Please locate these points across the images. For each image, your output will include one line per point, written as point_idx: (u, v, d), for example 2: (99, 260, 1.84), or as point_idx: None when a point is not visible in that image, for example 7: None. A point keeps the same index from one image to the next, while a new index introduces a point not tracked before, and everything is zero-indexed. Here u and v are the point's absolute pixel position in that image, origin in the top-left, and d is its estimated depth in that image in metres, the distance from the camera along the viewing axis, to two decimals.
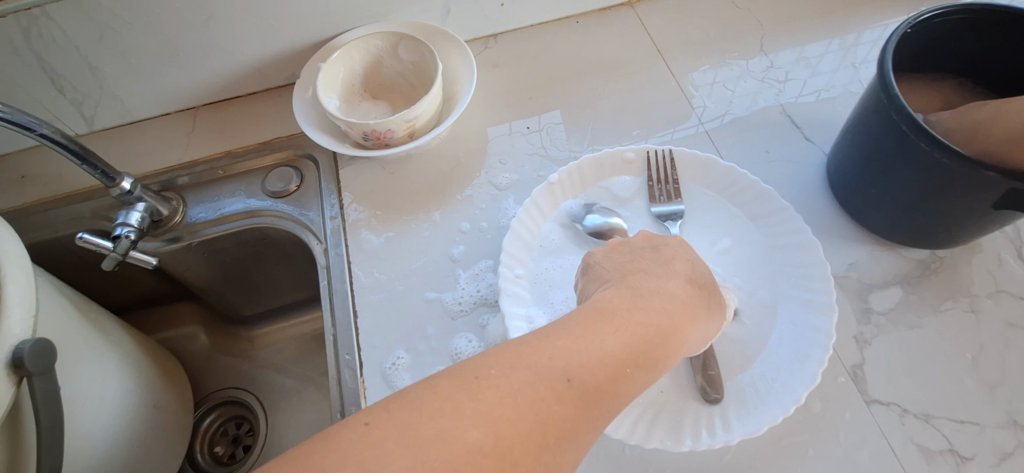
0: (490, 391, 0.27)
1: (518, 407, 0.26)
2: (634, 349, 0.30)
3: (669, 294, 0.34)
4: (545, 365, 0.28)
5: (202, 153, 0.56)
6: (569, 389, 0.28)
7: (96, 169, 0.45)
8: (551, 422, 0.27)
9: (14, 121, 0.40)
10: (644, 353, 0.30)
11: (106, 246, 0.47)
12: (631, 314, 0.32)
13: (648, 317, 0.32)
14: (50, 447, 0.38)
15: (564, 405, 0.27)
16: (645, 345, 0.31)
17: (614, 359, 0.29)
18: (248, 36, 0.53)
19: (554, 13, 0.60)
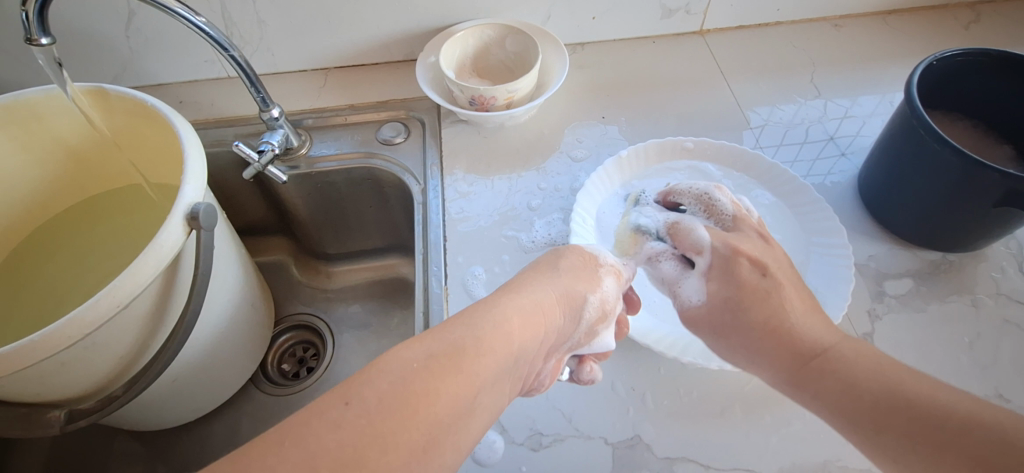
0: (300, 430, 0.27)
1: (335, 429, 0.27)
2: (448, 352, 0.33)
3: (500, 309, 0.37)
4: (388, 372, 0.31)
5: (329, 103, 0.67)
6: (382, 386, 0.30)
7: (260, 92, 0.57)
8: (391, 417, 0.29)
9: (214, 38, 0.52)
10: (462, 355, 0.33)
11: (253, 157, 0.58)
12: (444, 332, 0.34)
13: (464, 329, 0.35)
14: (199, 293, 0.49)
15: (387, 409, 0.29)
16: (471, 351, 0.34)
17: (428, 362, 0.32)
18: (386, 14, 0.65)
19: (634, 32, 0.71)
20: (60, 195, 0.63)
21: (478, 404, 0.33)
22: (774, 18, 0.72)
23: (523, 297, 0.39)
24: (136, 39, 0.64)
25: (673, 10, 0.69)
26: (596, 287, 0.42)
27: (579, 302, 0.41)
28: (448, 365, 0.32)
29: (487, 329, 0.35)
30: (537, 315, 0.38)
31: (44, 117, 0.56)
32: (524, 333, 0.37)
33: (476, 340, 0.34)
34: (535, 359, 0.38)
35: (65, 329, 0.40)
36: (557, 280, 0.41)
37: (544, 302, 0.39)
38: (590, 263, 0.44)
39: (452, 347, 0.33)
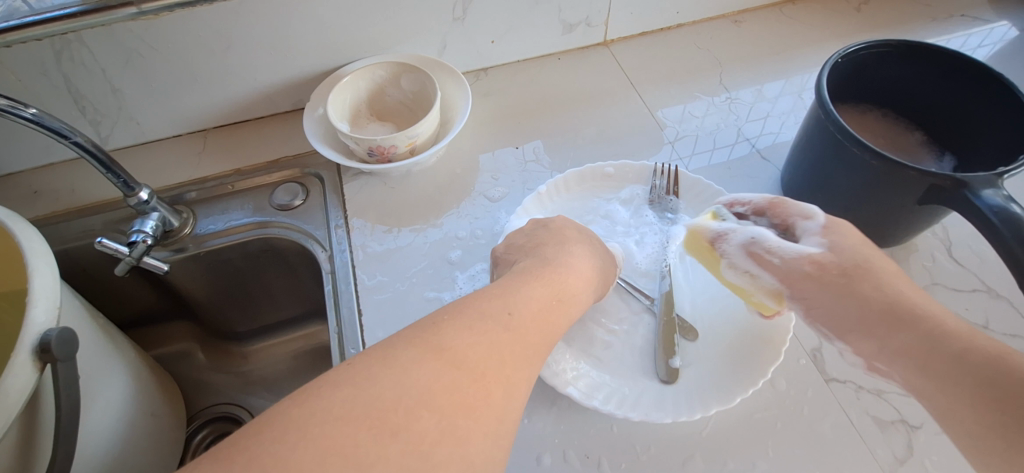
0: (430, 343, 0.31)
1: (446, 360, 0.30)
2: (530, 312, 0.36)
3: (574, 264, 0.41)
4: (485, 318, 0.33)
5: (212, 170, 0.60)
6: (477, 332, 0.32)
7: (119, 177, 0.49)
8: (486, 372, 0.30)
9: (52, 129, 0.44)
10: (539, 316, 0.36)
11: (122, 251, 0.50)
12: (533, 281, 0.38)
13: (535, 291, 0.38)
14: (67, 433, 0.41)
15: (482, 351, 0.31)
16: (555, 306, 0.37)
17: (515, 318, 0.35)
18: (263, 64, 0.58)
19: (538, 51, 0.67)
20: None
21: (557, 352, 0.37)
22: (676, 20, 0.69)
23: (581, 256, 0.43)
24: None
25: (573, 24, 0.65)
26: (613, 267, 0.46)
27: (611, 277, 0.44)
28: (525, 325, 0.35)
29: (566, 281, 0.40)
30: (596, 274, 0.43)
31: None
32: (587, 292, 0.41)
33: (559, 294, 0.39)
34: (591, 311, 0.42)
35: None
36: (598, 243, 0.46)
37: (592, 259, 0.44)
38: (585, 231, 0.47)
39: (543, 302, 0.37)
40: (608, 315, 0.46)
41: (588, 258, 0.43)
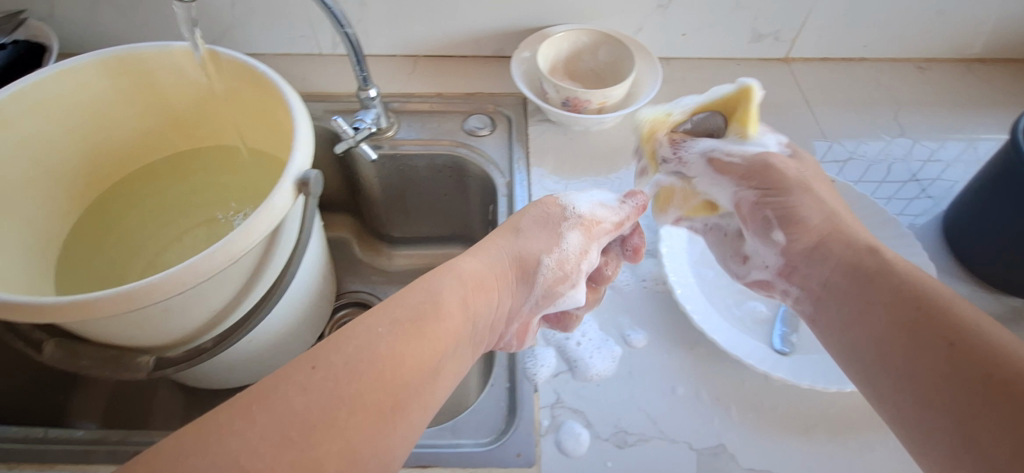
0: (339, 345, 0.34)
1: (353, 352, 0.34)
2: (414, 318, 0.38)
3: (450, 279, 0.42)
4: (369, 333, 0.36)
5: (417, 90, 0.69)
6: (399, 332, 0.36)
7: (363, 72, 0.58)
8: (361, 382, 0.33)
9: (333, 14, 0.53)
10: (425, 322, 0.38)
11: (348, 132, 0.59)
12: (415, 294, 0.40)
13: (426, 295, 0.40)
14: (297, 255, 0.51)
15: (396, 334, 0.36)
16: (414, 322, 0.38)
17: (396, 329, 0.37)
18: (484, 9, 0.66)
19: (721, 53, 0.72)
20: (149, 151, 0.65)
21: (439, 367, 0.38)
22: (860, 54, 0.72)
23: (470, 272, 0.43)
24: (240, 9, 0.66)
25: (763, 35, 0.70)
26: (553, 247, 0.46)
27: (532, 264, 0.46)
28: (414, 327, 0.37)
29: (450, 295, 0.40)
30: (473, 281, 0.42)
31: (154, 74, 0.58)
32: (456, 303, 0.40)
33: (437, 303, 0.39)
34: (495, 321, 0.44)
35: (183, 274, 0.42)
36: (514, 242, 0.46)
37: (499, 263, 0.45)
38: (552, 221, 0.48)
39: (414, 315, 0.38)
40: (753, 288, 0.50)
41: (480, 267, 0.44)
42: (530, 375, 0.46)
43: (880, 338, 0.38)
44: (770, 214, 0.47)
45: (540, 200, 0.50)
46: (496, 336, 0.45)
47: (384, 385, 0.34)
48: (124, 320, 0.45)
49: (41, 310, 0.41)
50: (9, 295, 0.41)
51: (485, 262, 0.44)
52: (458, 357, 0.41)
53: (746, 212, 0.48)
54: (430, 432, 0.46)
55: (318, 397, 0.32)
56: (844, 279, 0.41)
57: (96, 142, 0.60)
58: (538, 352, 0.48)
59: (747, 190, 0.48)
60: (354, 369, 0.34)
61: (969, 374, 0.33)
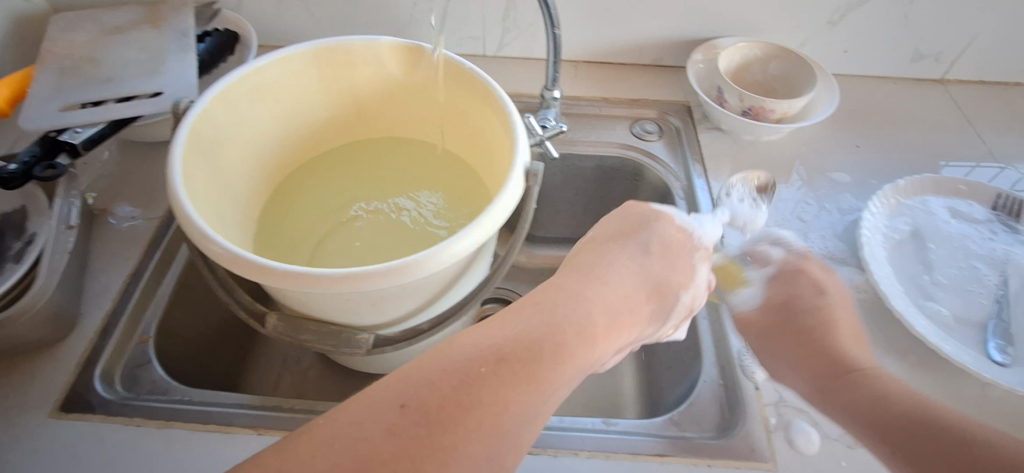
0: (416, 367, 0.32)
1: (439, 375, 0.31)
2: (524, 355, 0.33)
3: (576, 298, 0.39)
4: (460, 353, 0.33)
5: (583, 93, 0.70)
6: (504, 374, 0.32)
7: (558, 72, 0.60)
8: (445, 403, 0.30)
9: (551, 16, 0.55)
10: (538, 354, 0.34)
11: (537, 129, 0.59)
12: (523, 317, 0.36)
13: (549, 323, 0.36)
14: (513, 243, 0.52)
15: (498, 374, 0.32)
16: (527, 344, 0.34)
17: (501, 355, 0.33)
18: (656, 19, 0.68)
19: (877, 71, 0.73)
20: (329, 139, 0.67)
21: (551, 403, 0.33)
22: (1017, 78, 0.73)
23: (611, 294, 0.41)
24: (421, 7, 0.69)
25: (923, 56, 0.71)
26: (690, 282, 0.47)
27: (671, 294, 0.45)
28: (524, 367, 0.33)
29: (563, 319, 0.37)
30: (620, 303, 0.41)
31: (355, 65, 0.60)
32: (562, 335, 0.36)
33: (553, 329, 0.36)
34: (608, 351, 0.40)
35: (441, 256, 0.43)
36: (650, 264, 0.45)
37: (634, 291, 0.43)
38: (680, 246, 0.48)
39: (521, 342, 0.34)
40: (960, 300, 0.50)
41: (613, 289, 0.42)
42: (750, 372, 0.47)
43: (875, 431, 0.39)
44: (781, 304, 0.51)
45: (662, 219, 0.49)
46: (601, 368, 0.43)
47: (481, 415, 0.30)
48: (368, 297, 0.46)
49: (316, 281, 0.42)
50: (286, 266, 0.42)
51: (617, 285, 0.42)
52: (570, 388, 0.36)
53: (777, 318, 0.50)
54: (652, 424, 0.46)
55: (390, 425, 0.29)
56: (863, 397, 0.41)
57: (290, 129, 0.62)
58: (754, 351, 0.49)
59: (764, 270, 0.54)
60: (439, 391, 0.30)
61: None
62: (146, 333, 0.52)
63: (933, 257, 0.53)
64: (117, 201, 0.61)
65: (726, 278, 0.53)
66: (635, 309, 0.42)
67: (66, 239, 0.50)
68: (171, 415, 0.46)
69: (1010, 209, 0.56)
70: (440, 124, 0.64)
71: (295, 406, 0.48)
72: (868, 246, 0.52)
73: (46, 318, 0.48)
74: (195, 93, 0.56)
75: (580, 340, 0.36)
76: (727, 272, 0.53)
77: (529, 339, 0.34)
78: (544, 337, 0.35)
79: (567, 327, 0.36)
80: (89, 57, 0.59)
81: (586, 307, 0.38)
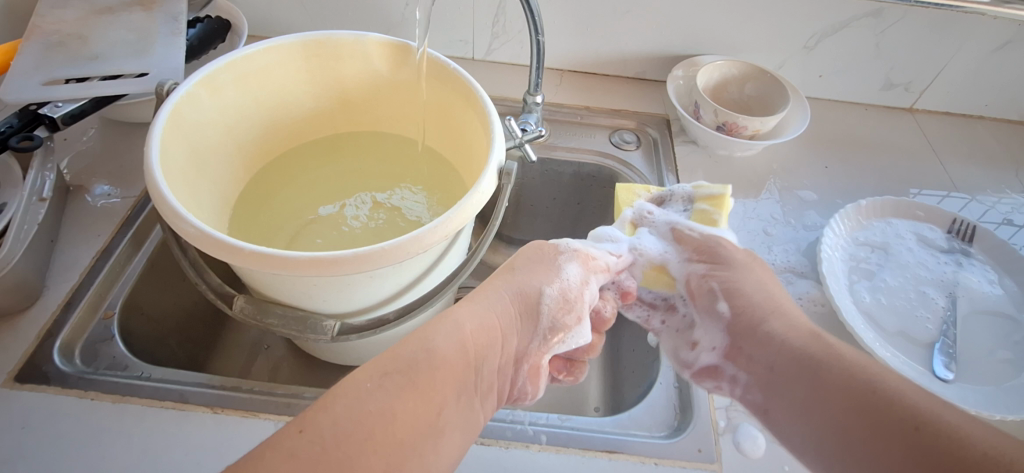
0: (319, 404, 0.35)
1: (339, 401, 0.35)
2: (405, 371, 0.37)
3: (454, 321, 0.42)
4: (350, 393, 0.35)
5: (566, 101, 0.72)
6: (389, 386, 0.36)
7: (540, 78, 0.62)
8: (344, 440, 0.33)
9: (535, 22, 0.57)
10: (417, 374, 0.37)
11: (517, 132, 0.60)
12: (403, 348, 0.39)
13: (418, 347, 0.39)
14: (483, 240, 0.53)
15: (384, 389, 0.36)
16: (410, 374, 0.37)
17: (382, 384, 0.36)
18: (639, 33, 0.70)
19: (851, 97, 0.76)
20: (311, 129, 0.68)
21: (439, 420, 0.37)
22: (981, 112, 0.76)
23: (473, 316, 0.43)
24: (412, 8, 0.70)
25: (894, 85, 0.73)
26: (554, 279, 0.48)
27: (535, 297, 0.46)
28: (406, 381, 0.37)
29: (440, 342, 0.40)
30: (480, 320, 0.43)
31: (341, 60, 0.61)
32: (437, 351, 0.39)
33: (430, 351, 0.39)
34: (498, 365, 0.43)
35: (409, 245, 0.44)
36: (513, 281, 0.47)
37: (501, 307, 0.45)
38: (543, 260, 0.49)
39: (403, 367, 0.37)
40: (911, 319, 0.52)
41: (482, 312, 0.44)
42: (704, 377, 0.48)
43: (809, 391, 0.40)
44: (715, 286, 0.51)
45: (532, 247, 0.51)
46: (510, 381, 0.45)
47: (374, 444, 0.34)
48: (336, 283, 0.46)
49: (282, 263, 0.42)
50: (254, 247, 0.42)
51: (494, 308, 0.45)
52: (462, 403, 0.39)
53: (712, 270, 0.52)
54: (607, 422, 0.46)
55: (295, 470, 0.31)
56: (786, 361, 0.42)
57: (273, 117, 0.63)
58: (709, 357, 0.49)
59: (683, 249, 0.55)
60: (335, 430, 0.33)
61: (889, 428, 0.35)
62: (111, 309, 0.51)
63: (887, 277, 0.55)
64: (94, 179, 0.61)
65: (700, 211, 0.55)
66: (506, 326, 0.45)
67: (37, 210, 0.51)
68: (126, 390, 0.45)
69: (962, 235, 0.58)
70: (424, 121, 0.65)
71: (252, 387, 0.47)
72: (826, 261, 0.54)
73: (11, 288, 0.47)
74: (180, 76, 0.57)
75: (457, 355, 0.40)
76: (719, 201, 0.55)
77: (411, 365, 0.38)
78: (424, 359, 0.38)
79: (443, 343, 0.40)
80: (77, 35, 0.60)
81: (455, 328, 0.41)
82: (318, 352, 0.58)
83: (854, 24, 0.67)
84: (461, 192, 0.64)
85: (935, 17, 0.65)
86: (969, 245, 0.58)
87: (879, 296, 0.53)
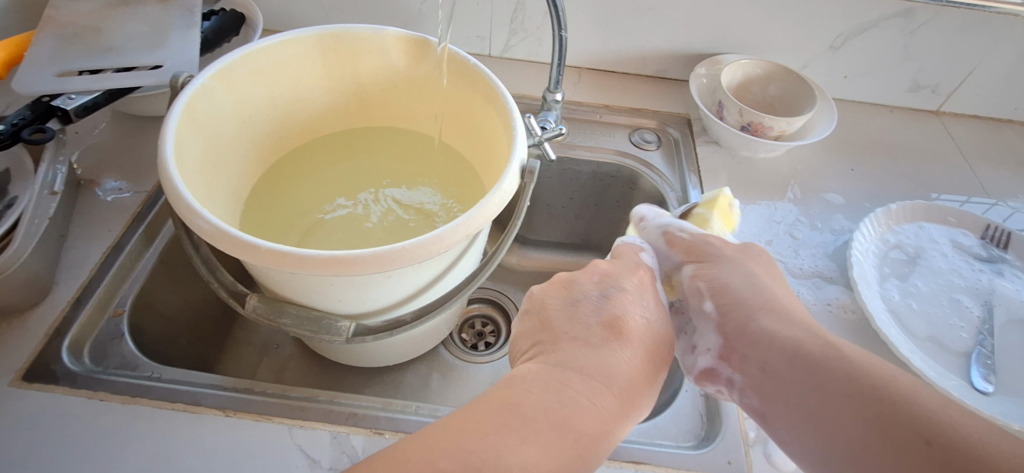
0: (413, 461, 0.28)
1: (451, 467, 0.28)
2: (551, 450, 0.30)
3: (594, 378, 0.35)
4: (473, 462, 0.28)
5: (585, 100, 0.70)
6: (526, 468, 0.29)
7: (561, 74, 0.60)
8: None
9: (558, 18, 0.55)
10: (569, 455, 0.30)
11: (536, 129, 0.59)
12: (535, 399, 0.32)
13: (564, 418, 0.32)
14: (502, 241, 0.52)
15: (523, 472, 0.29)
16: (555, 450, 0.30)
17: (519, 464, 0.29)
18: (661, 31, 0.68)
19: (876, 99, 0.74)
20: (325, 124, 0.66)
21: None
22: (1011, 116, 0.74)
23: (618, 376, 0.36)
24: (429, 3, 0.69)
25: (921, 87, 0.72)
26: (685, 336, 0.43)
27: (672, 359, 0.40)
28: (530, 434, 0.30)
29: (586, 409, 0.33)
30: (628, 383, 0.36)
31: (358, 54, 0.60)
32: (582, 424, 0.32)
33: (575, 427, 0.32)
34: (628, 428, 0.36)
35: (430, 245, 0.42)
36: (653, 329, 0.41)
37: (639, 363, 0.38)
38: (657, 302, 0.43)
39: (547, 439, 0.30)
40: (945, 327, 0.50)
41: (617, 365, 0.37)
42: None
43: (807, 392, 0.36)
44: (702, 285, 0.45)
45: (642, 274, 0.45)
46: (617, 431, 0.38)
47: None
48: (353, 283, 0.45)
49: (300, 262, 0.40)
50: (272, 244, 0.40)
51: (633, 362, 0.37)
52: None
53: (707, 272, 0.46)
54: (631, 431, 0.45)
55: None
56: (779, 359, 0.38)
57: (287, 112, 0.62)
58: None
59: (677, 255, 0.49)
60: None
61: (903, 439, 0.31)
62: (120, 306, 0.50)
63: (919, 283, 0.53)
64: (106, 173, 0.60)
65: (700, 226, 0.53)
66: (649, 386, 0.38)
67: (47, 204, 0.50)
68: (136, 391, 0.44)
69: (995, 241, 0.56)
70: (441, 118, 0.64)
71: (266, 388, 0.46)
72: (855, 265, 0.53)
73: (20, 284, 0.46)
74: (195, 69, 0.56)
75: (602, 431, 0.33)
76: (714, 203, 0.54)
77: (559, 435, 0.31)
78: (570, 433, 0.31)
79: (582, 407, 0.33)
80: (91, 27, 0.59)
81: (598, 390, 0.34)
82: (330, 353, 0.57)
83: (883, 23, 0.65)
84: (479, 192, 0.62)
85: (967, 17, 0.63)
86: (1004, 251, 0.56)
87: (913, 303, 0.52)
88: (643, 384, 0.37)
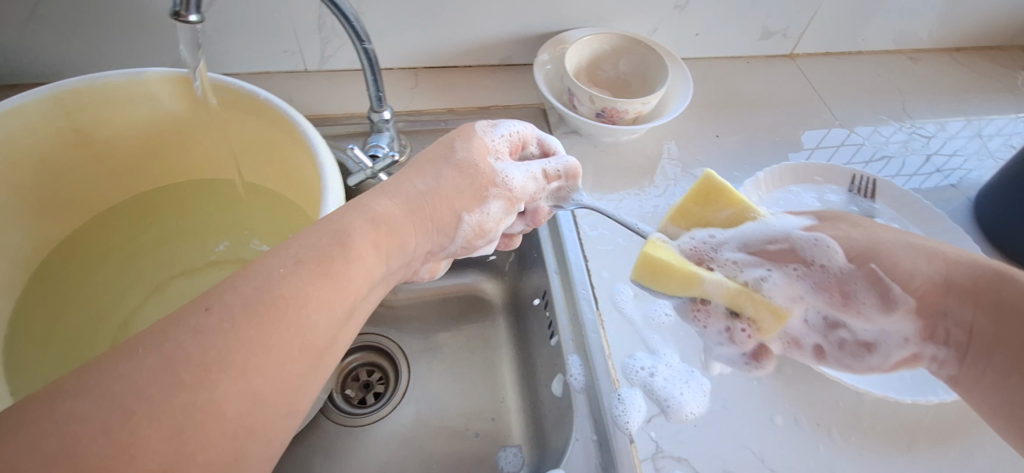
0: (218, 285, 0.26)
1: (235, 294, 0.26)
2: (319, 260, 0.29)
3: (362, 213, 0.33)
4: (252, 282, 0.26)
5: (425, 106, 0.62)
6: (303, 272, 0.28)
7: (380, 91, 0.51)
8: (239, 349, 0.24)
9: (354, 29, 0.45)
10: (333, 263, 0.29)
11: (366, 161, 0.51)
12: (320, 229, 0.31)
13: (329, 234, 0.30)
14: None
15: (297, 274, 0.27)
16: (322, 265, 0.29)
17: (296, 268, 0.28)
18: (495, 16, 0.60)
19: (732, 51, 0.70)
20: (109, 193, 0.54)
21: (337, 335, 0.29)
22: (859, 47, 0.73)
23: (391, 208, 0.35)
24: (212, 22, 0.56)
25: (771, 33, 0.69)
26: (475, 207, 0.40)
27: (451, 220, 0.38)
28: (319, 271, 0.28)
29: (361, 233, 0.31)
30: (407, 211, 0.35)
31: (116, 108, 0.47)
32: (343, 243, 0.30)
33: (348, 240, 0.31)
34: (412, 260, 0.37)
35: None
36: (442, 170, 0.39)
37: (416, 204, 0.36)
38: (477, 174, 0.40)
39: (318, 253, 0.29)
40: None
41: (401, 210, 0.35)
42: (622, 422, 0.42)
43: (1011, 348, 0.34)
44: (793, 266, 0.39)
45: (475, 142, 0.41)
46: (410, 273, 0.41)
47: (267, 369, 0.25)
48: None
49: None
50: None
51: (401, 210, 0.36)
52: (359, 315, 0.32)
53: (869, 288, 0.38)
54: None
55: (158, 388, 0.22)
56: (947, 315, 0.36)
57: (44, 195, 0.49)
58: (624, 395, 0.43)
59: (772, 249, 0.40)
60: (221, 340, 0.24)
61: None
62: None
63: None
64: None
65: (705, 198, 0.41)
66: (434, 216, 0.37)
67: None
68: None
69: (863, 191, 0.55)
70: (253, 162, 0.53)
71: None
72: None
73: None
74: None
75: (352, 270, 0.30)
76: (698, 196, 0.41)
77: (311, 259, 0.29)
78: (323, 256, 0.29)
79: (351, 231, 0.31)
80: None
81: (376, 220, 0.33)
82: None
83: None
84: None
85: None
86: (872, 200, 0.55)
87: None
88: (421, 233, 0.37)
